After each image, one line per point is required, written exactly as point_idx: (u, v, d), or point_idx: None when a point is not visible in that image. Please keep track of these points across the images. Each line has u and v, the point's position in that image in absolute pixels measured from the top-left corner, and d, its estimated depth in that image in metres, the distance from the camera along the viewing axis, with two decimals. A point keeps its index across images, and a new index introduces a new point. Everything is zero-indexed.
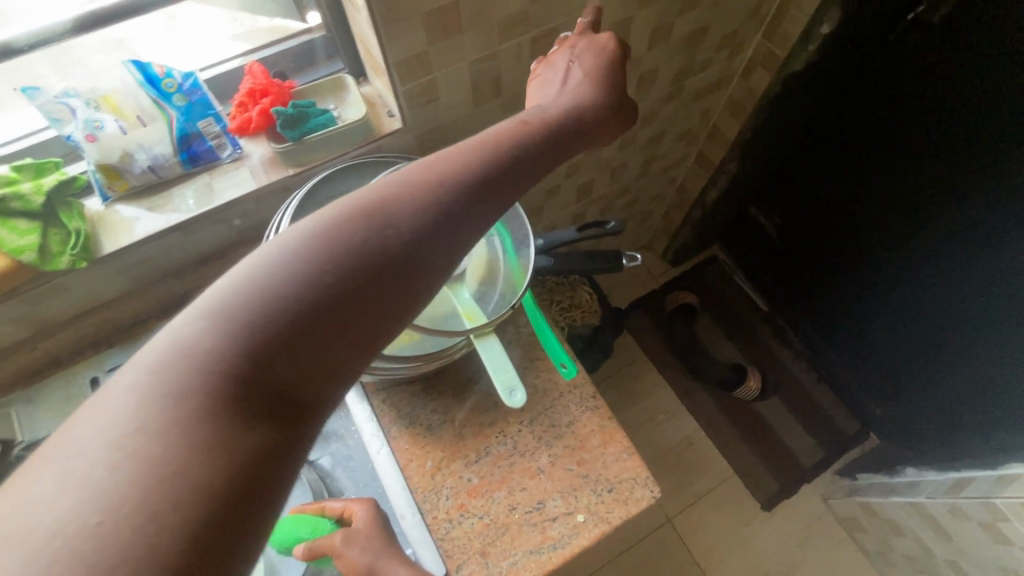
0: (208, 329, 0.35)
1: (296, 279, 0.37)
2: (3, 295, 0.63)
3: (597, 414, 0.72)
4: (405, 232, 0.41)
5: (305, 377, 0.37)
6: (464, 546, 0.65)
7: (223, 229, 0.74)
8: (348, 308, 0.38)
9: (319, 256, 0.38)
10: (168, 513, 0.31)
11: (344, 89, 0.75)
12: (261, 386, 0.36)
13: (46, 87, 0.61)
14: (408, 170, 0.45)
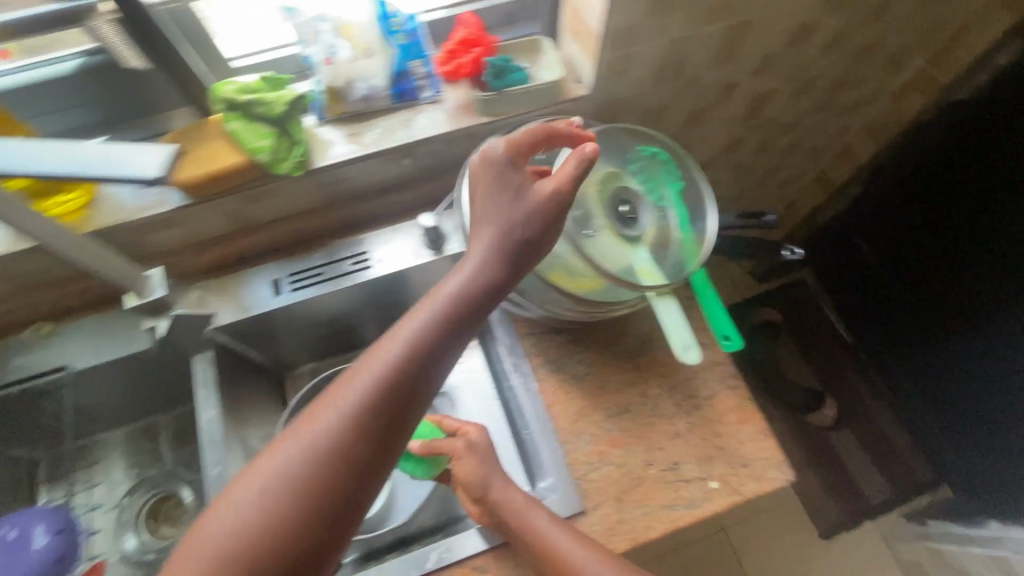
0: (248, 513, 0.46)
1: (306, 468, 0.47)
2: (230, 189, 0.71)
3: (736, 392, 0.74)
4: (387, 383, 0.50)
5: (392, 415, 0.50)
6: (601, 489, 0.69)
7: (410, 164, 0.79)
8: (366, 452, 0.49)
9: (324, 459, 0.48)
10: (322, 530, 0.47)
11: (540, 51, 0.78)
12: (300, 549, 0.46)
13: (302, 10, 0.70)
14: (388, 344, 0.51)
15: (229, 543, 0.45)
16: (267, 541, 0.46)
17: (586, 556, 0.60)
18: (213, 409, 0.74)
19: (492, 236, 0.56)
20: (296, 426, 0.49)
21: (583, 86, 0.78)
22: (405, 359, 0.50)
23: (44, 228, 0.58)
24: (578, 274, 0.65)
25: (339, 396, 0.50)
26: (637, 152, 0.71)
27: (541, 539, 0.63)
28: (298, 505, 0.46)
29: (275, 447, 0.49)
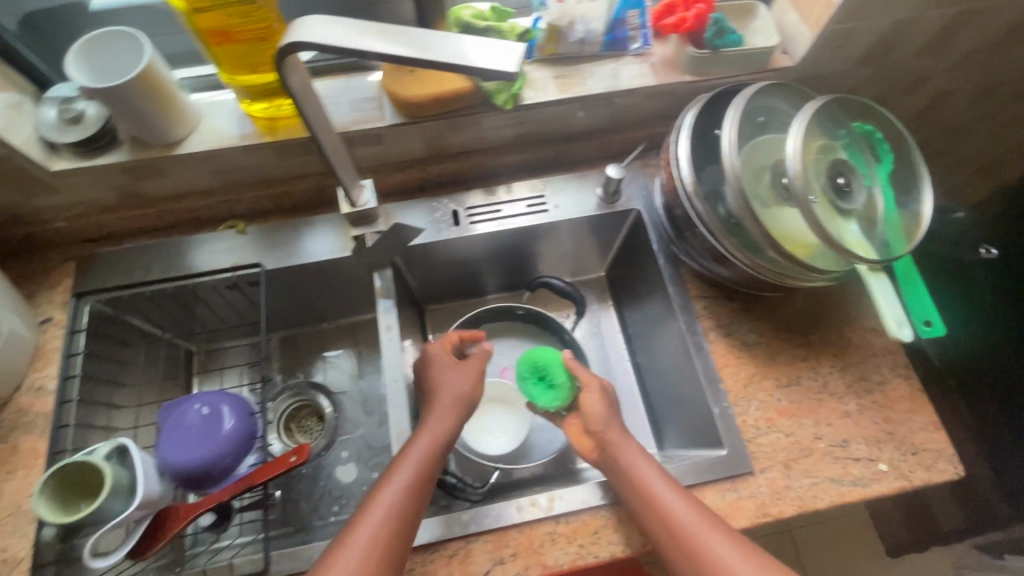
0: (364, 537, 0.55)
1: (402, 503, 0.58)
2: (442, 113, 0.73)
3: (908, 382, 0.74)
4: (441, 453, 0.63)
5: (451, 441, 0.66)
6: (769, 454, 0.69)
7: (605, 113, 0.80)
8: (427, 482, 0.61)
9: (414, 475, 0.60)
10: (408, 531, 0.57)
11: (752, 17, 0.78)
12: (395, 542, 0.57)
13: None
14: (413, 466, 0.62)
15: (375, 551, 0.54)
16: (404, 536, 0.56)
17: (703, 525, 0.58)
18: (392, 322, 0.78)
19: (455, 380, 0.70)
20: (381, 482, 0.59)
21: (789, 57, 0.78)
22: (448, 426, 0.66)
23: (317, 117, 0.55)
24: (791, 238, 0.66)
25: (424, 433, 0.64)
26: (850, 126, 0.70)
27: (657, 498, 0.61)
28: (416, 505, 0.59)
29: (383, 478, 0.60)
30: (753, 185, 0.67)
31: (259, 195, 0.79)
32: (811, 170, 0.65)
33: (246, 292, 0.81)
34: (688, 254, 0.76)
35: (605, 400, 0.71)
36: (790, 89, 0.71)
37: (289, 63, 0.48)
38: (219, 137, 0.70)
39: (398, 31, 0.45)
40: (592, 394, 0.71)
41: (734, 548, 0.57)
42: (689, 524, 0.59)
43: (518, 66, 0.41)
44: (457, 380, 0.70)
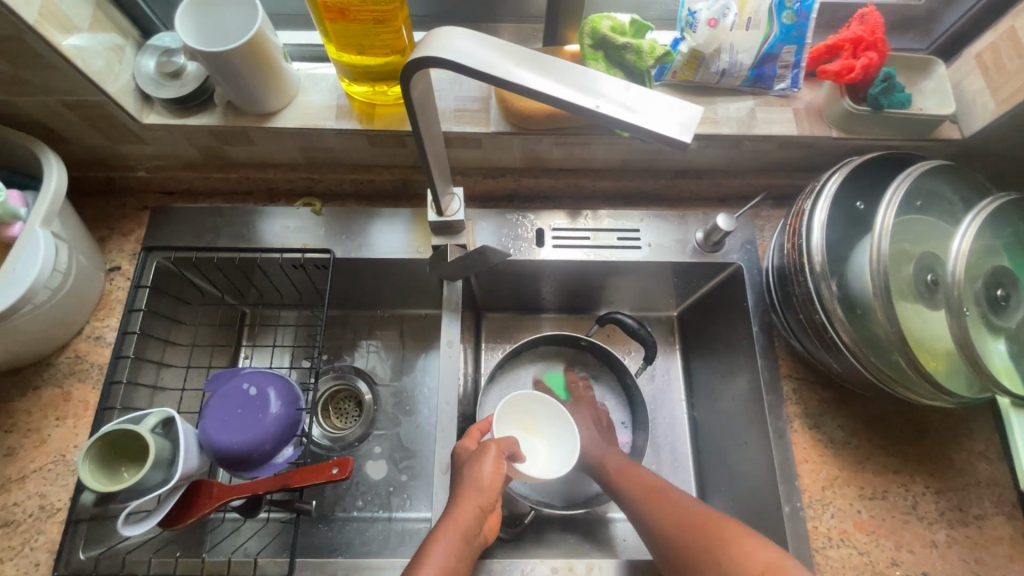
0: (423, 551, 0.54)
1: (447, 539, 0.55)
2: (551, 128, 0.67)
3: (1013, 523, 0.65)
4: (484, 505, 0.58)
5: (475, 546, 0.57)
6: (837, 570, 0.62)
7: (727, 153, 0.72)
8: (471, 527, 0.56)
9: (459, 516, 0.56)
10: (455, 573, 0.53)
11: (927, 75, 0.67)
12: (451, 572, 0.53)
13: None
14: (458, 515, 0.57)
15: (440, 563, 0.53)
16: None
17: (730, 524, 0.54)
18: (454, 337, 0.74)
19: (485, 460, 0.60)
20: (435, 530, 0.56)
21: (960, 128, 0.67)
22: (488, 473, 0.59)
23: (430, 128, 0.50)
24: (925, 347, 0.56)
25: (445, 535, 0.55)
26: (1022, 226, 0.59)
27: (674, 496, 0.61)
28: (461, 552, 0.55)
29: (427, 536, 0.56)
30: (894, 276, 0.57)
31: (341, 179, 0.75)
32: (970, 275, 0.55)
33: (311, 273, 0.78)
34: (790, 330, 0.67)
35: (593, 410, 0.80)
36: (959, 172, 0.61)
37: (418, 75, 0.43)
38: (314, 113, 0.67)
39: (531, 56, 0.40)
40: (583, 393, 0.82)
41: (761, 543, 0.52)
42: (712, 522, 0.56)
43: (692, 136, 0.35)
44: (489, 476, 0.59)
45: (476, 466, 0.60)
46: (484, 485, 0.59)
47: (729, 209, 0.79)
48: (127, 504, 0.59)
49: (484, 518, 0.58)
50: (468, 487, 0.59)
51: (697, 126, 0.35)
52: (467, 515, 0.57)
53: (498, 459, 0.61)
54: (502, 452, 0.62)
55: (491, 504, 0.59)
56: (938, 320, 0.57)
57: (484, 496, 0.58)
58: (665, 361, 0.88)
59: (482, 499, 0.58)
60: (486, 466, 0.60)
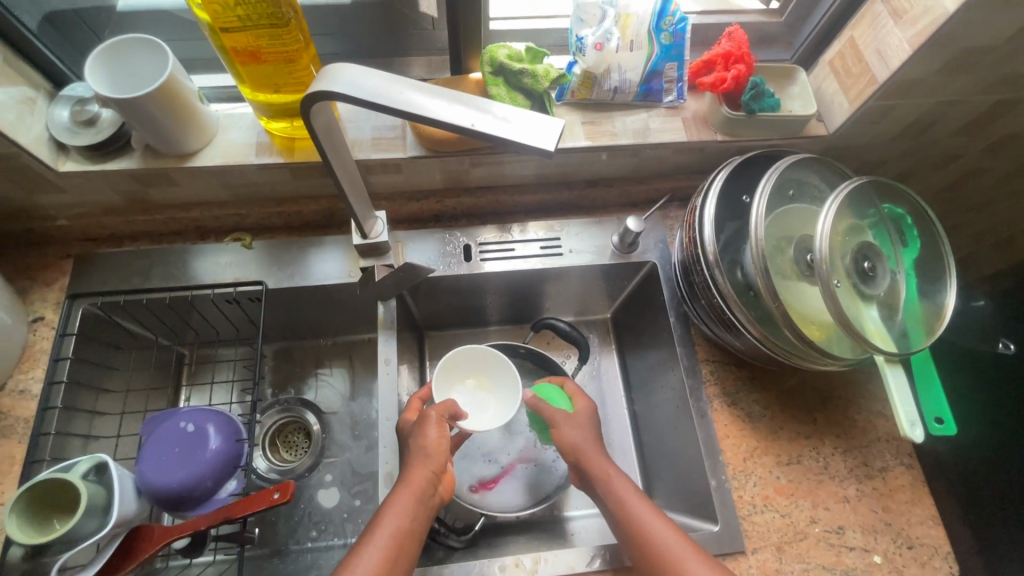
0: (376, 519, 0.58)
1: (398, 504, 0.59)
2: (464, 150, 0.72)
3: (911, 471, 0.72)
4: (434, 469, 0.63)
5: (432, 505, 0.62)
6: (763, 534, 0.67)
7: (630, 161, 0.79)
8: (423, 492, 0.61)
9: (410, 481, 0.61)
10: (408, 538, 0.58)
11: (791, 81, 0.76)
12: (405, 537, 0.58)
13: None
14: (410, 482, 0.61)
15: (392, 532, 0.57)
16: (399, 544, 0.57)
17: (686, 550, 0.57)
18: (391, 355, 0.76)
19: (428, 425, 0.65)
20: (388, 497, 0.60)
21: (825, 125, 0.76)
22: (433, 439, 0.64)
23: (339, 153, 0.54)
24: (809, 319, 0.63)
25: (400, 499, 0.60)
26: (880, 206, 0.68)
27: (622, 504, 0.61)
28: (417, 521, 0.59)
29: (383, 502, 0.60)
30: (776, 260, 0.64)
31: (268, 213, 0.78)
32: (837, 252, 0.63)
33: (245, 306, 0.79)
34: (701, 318, 0.73)
35: (592, 428, 0.70)
36: (823, 163, 0.69)
37: (317, 108, 0.47)
38: (234, 151, 0.69)
39: (413, 85, 0.44)
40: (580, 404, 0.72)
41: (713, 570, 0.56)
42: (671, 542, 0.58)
43: (556, 144, 0.40)
44: (438, 438, 0.65)
45: (423, 434, 0.65)
46: (431, 448, 0.64)
47: (641, 212, 0.86)
48: (58, 558, 0.58)
49: (437, 480, 0.63)
50: (418, 453, 0.63)
51: (560, 136, 0.40)
52: (419, 479, 0.61)
53: (440, 423, 0.66)
54: (441, 416, 0.66)
55: (442, 465, 0.64)
56: (818, 295, 0.65)
57: (432, 460, 0.63)
58: (600, 361, 0.93)
59: (431, 462, 0.63)
60: (430, 430, 0.65)
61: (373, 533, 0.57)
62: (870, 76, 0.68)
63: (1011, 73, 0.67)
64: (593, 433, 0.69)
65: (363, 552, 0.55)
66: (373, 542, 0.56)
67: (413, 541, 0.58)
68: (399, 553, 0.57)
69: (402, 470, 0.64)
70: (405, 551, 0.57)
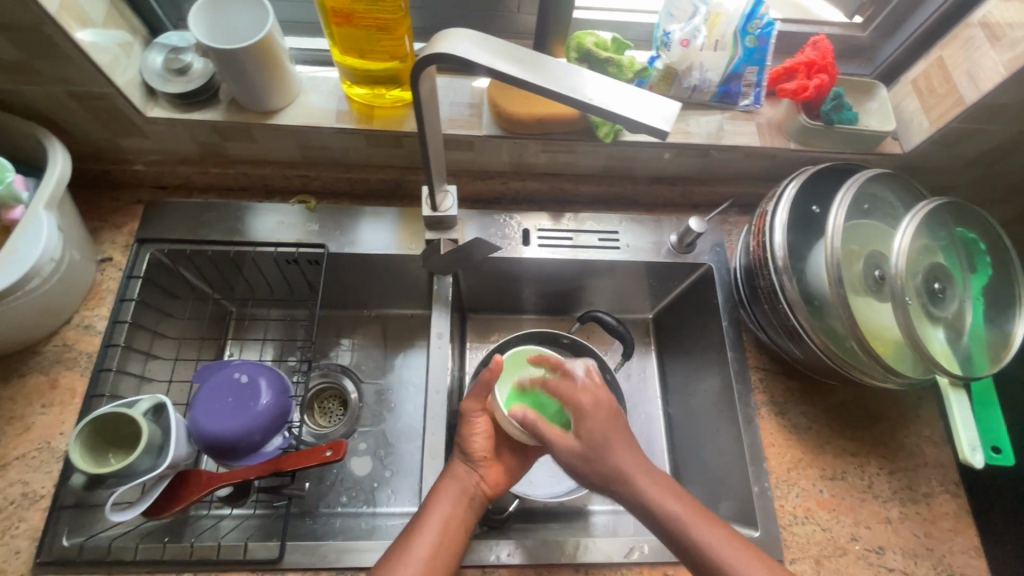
0: (422, 508, 0.63)
1: (443, 495, 0.64)
2: (538, 134, 0.72)
3: (956, 500, 0.71)
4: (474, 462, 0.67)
5: (477, 496, 0.66)
6: (802, 545, 0.67)
7: (698, 162, 0.79)
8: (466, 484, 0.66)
9: (453, 474, 0.66)
10: (456, 529, 0.62)
11: (870, 96, 0.76)
12: (453, 526, 0.62)
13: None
14: (451, 475, 0.66)
15: (438, 523, 0.61)
16: (446, 535, 0.61)
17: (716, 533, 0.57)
18: (443, 330, 0.77)
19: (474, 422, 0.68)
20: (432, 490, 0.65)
21: (899, 144, 0.75)
22: (474, 431, 0.68)
23: (433, 123, 0.54)
24: (876, 334, 0.63)
25: (442, 490, 0.64)
26: (954, 229, 0.67)
27: (651, 500, 0.59)
28: (464, 512, 0.64)
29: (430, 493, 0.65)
30: (846, 271, 0.64)
31: (335, 177, 0.79)
32: (910, 270, 0.62)
33: (304, 269, 0.81)
34: (757, 324, 0.73)
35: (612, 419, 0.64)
36: (899, 180, 0.69)
37: (425, 72, 0.48)
38: (314, 114, 0.70)
39: (534, 56, 0.45)
40: (586, 396, 0.65)
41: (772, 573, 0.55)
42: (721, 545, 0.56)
43: (671, 126, 0.41)
44: (478, 432, 0.68)
45: (467, 432, 0.68)
46: (471, 443, 0.68)
47: (699, 214, 0.85)
48: (114, 490, 0.59)
49: (478, 473, 0.67)
50: (460, 447, 0.68)
51: (674, 120, 0.41)
52: (459, 471, 0.66)
53: (482, 420, 0.69)
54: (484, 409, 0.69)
55: (483, 459, 0.68)
56: (886, 311, 0.64)
57: (473, 456, 0.68)
58: (641, 360, 0.93)
59: (472, 456, 0.68)
60: (472, 427, 0.68)
61: (419, 523, 0.61)
62: (956, 97, 0.67)
63: None
64: (613, 422, 0.64)
65: (413, 540, 0.60)
66: (422, 531, 0.60)
67: (461, 527, 0.63)
68: (447, 542, 0.61)
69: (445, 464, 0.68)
70: (456, 542, 0.61)
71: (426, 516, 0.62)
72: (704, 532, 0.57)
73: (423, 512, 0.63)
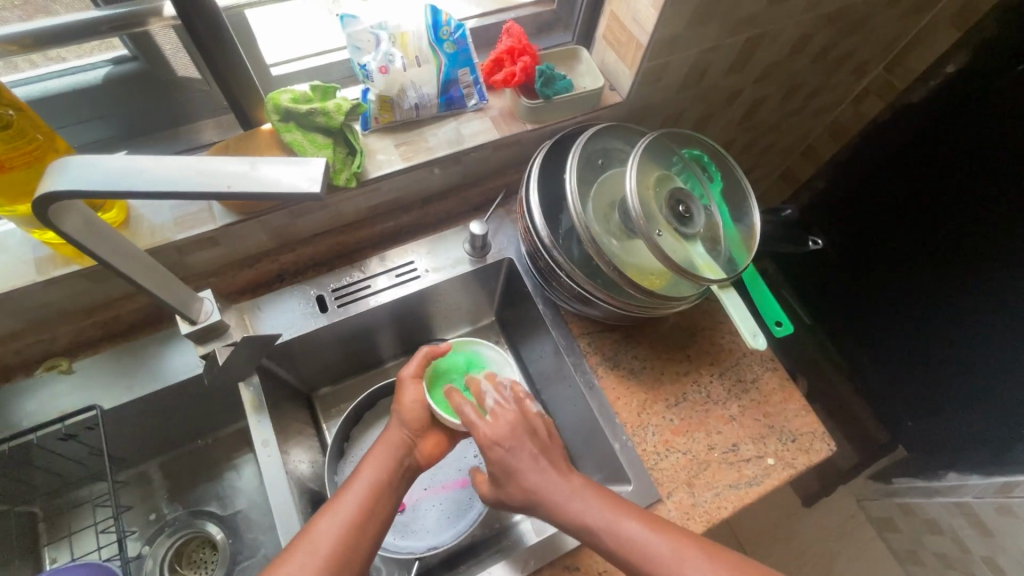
0: (353, 478, 0.62)
1: (376, 461, 0.64)
2: (280, 204, 0.68)
3: (777, 374, 0.80)
4: (411, 429, 0.68)
5: (409, 463, 0.66)
6: (672, 476, 0.72)
7: (457, 170, 0.80)
8: (399, 451, 0.66)
9: (388, 442, 0.66)
10: (382, 495, 0.61)
11: (577, 60, 0.81)
12: (379, 492, 0.61)
13: (361, 18, 0.68)
14: (385, 440, 0.66)
15: (367, 484, 0.61)
16: (372, 497, 0.60)
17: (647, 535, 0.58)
18: (268, 435, 0.71)
19: (408, 392, 0.69)
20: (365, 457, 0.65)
21: (617, 93, 0.82)
22: (410, 399, 0.69)
23: (117, 252, 0.48)
24: (648, 271, 0.68)
25: (374, 455, 0.65)
26: (679, 153, 0.75)
27: (541, 492, 0.61)
28: (393, 479, 0.63)
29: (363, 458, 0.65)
30: (604, 225, 0.68)
31: (79, 328, 0.70)
32: (652, 205, 0.68)
33: (85, 437, 0.70)
34: (560, 299, 0.76)
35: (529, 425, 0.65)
36: (620, 129, 0.75)
37: (65, 210, 0.42)
38: (7, 276, 0.61)
39: (240, 162, 0.41)
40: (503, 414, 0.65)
41: (661, 536, 0.58)
42: (605, 523, 0.59)
43: (324, 185, 0.40)
44: (414, 400, 0.69)
45: (401, 396, 0.69)
46: (408, 409, 0.68)
47: (484, 214, 0.87)
48: None
49: (415, 440, 0.68)
50: (397, 416, 0.69)
51: (327, 174, 0.40)
52: (393, 439, 0.67)
53: (418, 385, 0.70)
54: (418, 376, 0.70)
55: (420, 428, 0.69)
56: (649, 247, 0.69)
57: (409, 425, 0.68)
58: None
59: (409, 426, 0.68)
60: (409, 394, 0.69)
61: (345, 494, 0.60)
62: (636, 42, 0.74)
63: (748, 13, 0.76)
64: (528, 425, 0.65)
65: (338, 503, 0.59)
66: (347, 500, 0.59)
67: (386, 493, 0.62)
68: (372, 509, 0.59)
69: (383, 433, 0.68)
70: (382, 508, 0.61)
71: (352, 485, 0.61)
72: (589, 515, 0.60)
73: (351, 481, 0.62)
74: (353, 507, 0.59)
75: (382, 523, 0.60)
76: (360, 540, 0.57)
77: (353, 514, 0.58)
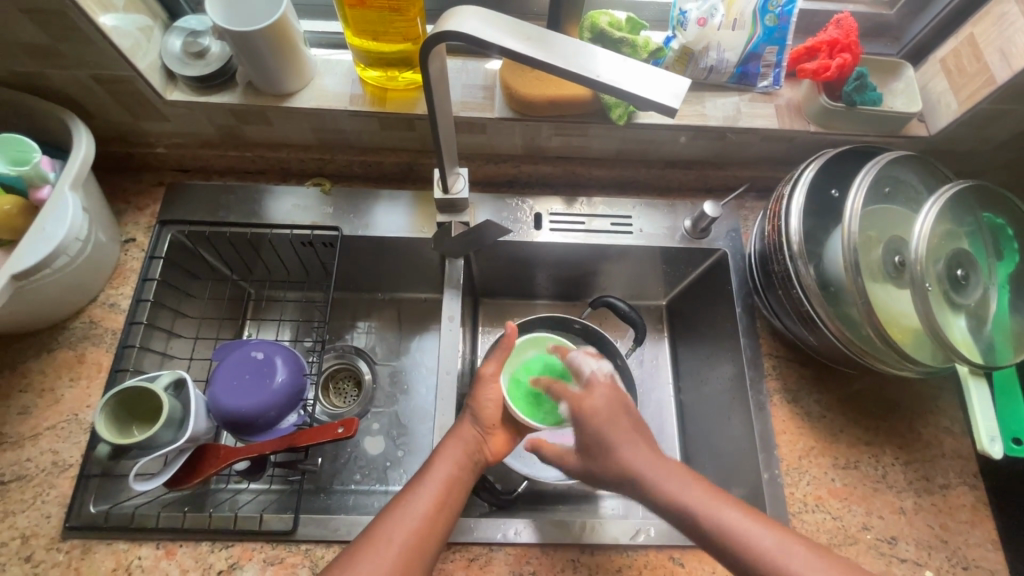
0: (423, 468, 0.61)
1: (451, 458, 0.61)
2: (549, 117, 0.72)
3: (975, 492, 0.70)
4: (484, 428, 0.65)
5: (479, 464, 0.64)
6: (812, 533, 0.66)
7: (714, 145, 0.78)
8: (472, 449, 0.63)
9: (460, 435, 0.64)
10: (456, 494, 0.60)
11: (897, 76, 0.73)
12: (454, 491, 0.59)
13: None
14: (458, 437, 0.64)
15: (441, 481, 0.59)
16: (447, 498, 0.59)
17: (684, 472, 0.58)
18: (454, 313, 0.78)
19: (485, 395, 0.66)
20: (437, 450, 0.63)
21: (926, 126, 0.73)
22: (488, 400, 0.66)
23: (443, 107, 0.55)
24: (892, 321, 0.61)
25: (449, 449, 0.62)
26: (980, 214, 0.65)
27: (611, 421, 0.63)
28: (466, 478, 0.61)
29: (436, 450, 0.63)
30: (864, 257, 0.62)
31: (350, 161, 0.80)
32: (931, 256, 0.60)
33: (318, 251, 0.82)
34: (771, 309, 0.72)
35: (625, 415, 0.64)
36: (922, 162, 0.67)
37: (435, 52, 0.48)
38: (328, 97, 0.71)
39: (567, 66, 0.43)
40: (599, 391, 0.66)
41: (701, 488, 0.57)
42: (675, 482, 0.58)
43: (679, 103, 0.40)
44: (490, 398, 0.66)
45: (478, 395, 0.66)
46: (484, 406, 0.65)
47: (716, 199, 0.85)
48: (138, 460, 0.61)
49: (484, 440, 0.65)
50: (469, 413, 0.66)
51: (682, 96, 0.40)
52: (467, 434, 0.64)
53: (493, 382, 0.67)
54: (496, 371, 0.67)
55: (493, 426, 0.66)
56: (904, 298, 0.62)
57: (482, 422, 0.65)
58: (654, 345, 0.92)
59: (481, 423, 0.65)
60: (485, 391, 0.66)
61: (419, 485, 0.59)
62: (986, 77, 0.65)
63: None
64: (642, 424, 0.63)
65: (413, 495, 0.58)
66: (424, 494, 0.58)
67: (457, 492, 0.60)
68: (449, 506, 0.58)
69: (453, 429, 0.66)
70: (457, 511, 0.59)
71: (427, 477, 0.60)
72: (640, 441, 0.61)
73: (423, 472, 0.61)
74: (428, 505, 0.57)
75: (455, 520, 0.59)
76: (434, 538, 0.56)
77: (428, 510, 0.57)
